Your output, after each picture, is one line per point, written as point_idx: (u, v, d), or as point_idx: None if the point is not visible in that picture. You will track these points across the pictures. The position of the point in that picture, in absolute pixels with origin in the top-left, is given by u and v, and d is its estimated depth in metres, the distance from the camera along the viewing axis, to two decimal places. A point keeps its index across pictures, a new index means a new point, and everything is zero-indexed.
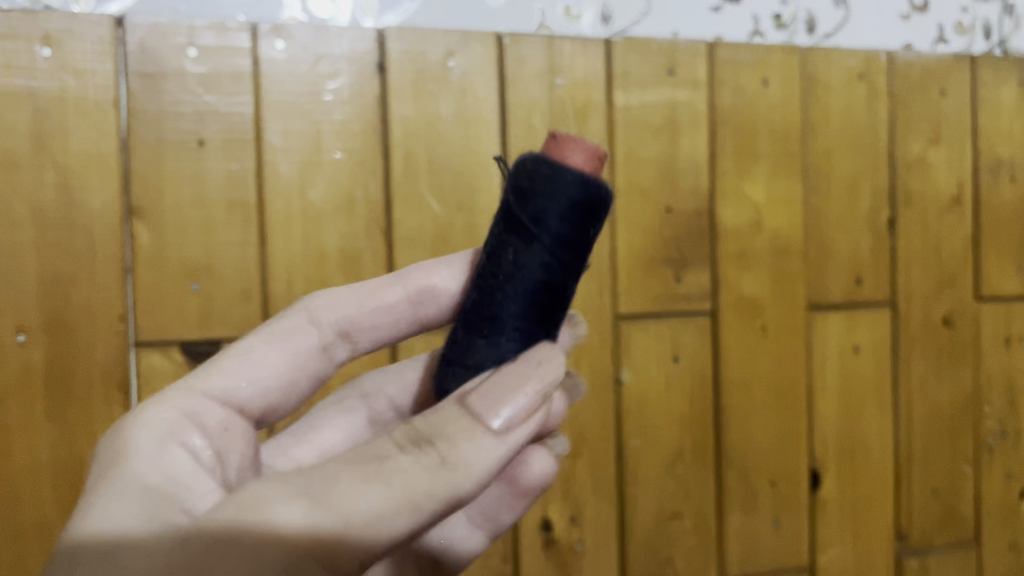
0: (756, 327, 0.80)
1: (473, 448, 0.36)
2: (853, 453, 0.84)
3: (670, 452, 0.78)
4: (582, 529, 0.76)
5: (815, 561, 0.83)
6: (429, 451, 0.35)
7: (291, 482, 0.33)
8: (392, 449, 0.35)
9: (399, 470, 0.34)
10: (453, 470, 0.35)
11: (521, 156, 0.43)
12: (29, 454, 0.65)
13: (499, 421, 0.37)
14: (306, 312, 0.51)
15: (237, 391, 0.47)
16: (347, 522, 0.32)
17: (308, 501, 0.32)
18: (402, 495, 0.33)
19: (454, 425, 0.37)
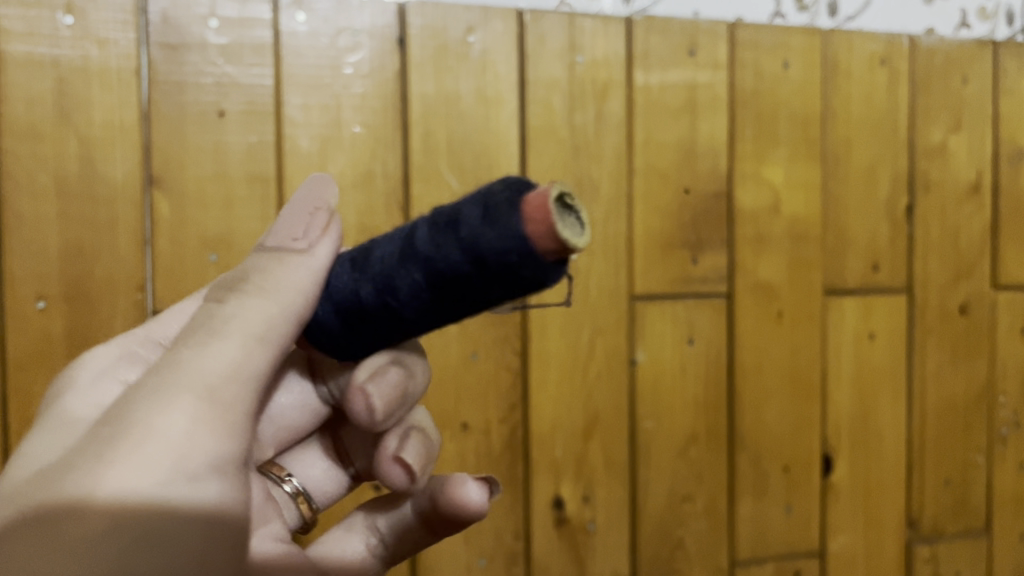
0: (772, 311, 0.80)
1: (291, 270, 0.39)
2: (865, 439, 0.84)
3: (683, 435, 0.78)
4: (594, 509, 0.76)
5: (826, 546, 0.83)
6: (245, 288, 0.39)
7: (142, 396, 0.35)
8: (218, 305, 0.39)
9: (240, 316, 0.38)
10: (279, 292, 0.38)
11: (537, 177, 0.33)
12: None
13: (301, 239, 0.40)
14: None
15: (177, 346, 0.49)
16: (212, 389, 0.36)
17: (177, 408, 0.35)
18: (248, 338, 0.38)
19: (270, 260, 0.40)
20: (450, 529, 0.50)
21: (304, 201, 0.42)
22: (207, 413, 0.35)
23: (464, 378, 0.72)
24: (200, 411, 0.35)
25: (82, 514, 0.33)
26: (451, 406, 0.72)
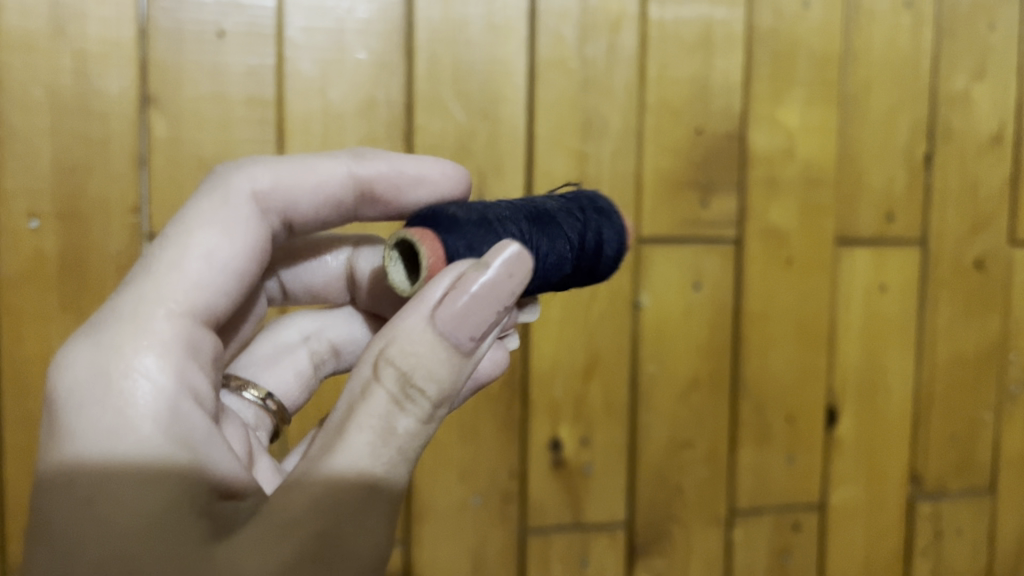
0: (781, 258, 0.78)
1: (459, 377, 0.36)
2: (871, 393, 0.82)
3: (686, 380, 0.77)
4: (592, 451, 0.75)
5: (826, 499, 0.82)
6: (424, 399, 0.35)
7: (328, 511, 0.32)
8: (392, 408, 0.35)
9: (414, 436, 0.35)
10: (442, 410, 0.36)
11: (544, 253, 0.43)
12: (39, 343, 0.64)
13: (474, 342, 0.36)
14: (249, 201, 0.42)
15: (215, 306, 0.40)
16: (391, 506, 0.34)
17: (356, 528, 0.33)
18: (411, 462, 0.35)
19: (436, 359, 0.35)
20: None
21: (495, 272, 0.36)
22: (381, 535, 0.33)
23: None
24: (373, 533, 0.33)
25: None
26: None
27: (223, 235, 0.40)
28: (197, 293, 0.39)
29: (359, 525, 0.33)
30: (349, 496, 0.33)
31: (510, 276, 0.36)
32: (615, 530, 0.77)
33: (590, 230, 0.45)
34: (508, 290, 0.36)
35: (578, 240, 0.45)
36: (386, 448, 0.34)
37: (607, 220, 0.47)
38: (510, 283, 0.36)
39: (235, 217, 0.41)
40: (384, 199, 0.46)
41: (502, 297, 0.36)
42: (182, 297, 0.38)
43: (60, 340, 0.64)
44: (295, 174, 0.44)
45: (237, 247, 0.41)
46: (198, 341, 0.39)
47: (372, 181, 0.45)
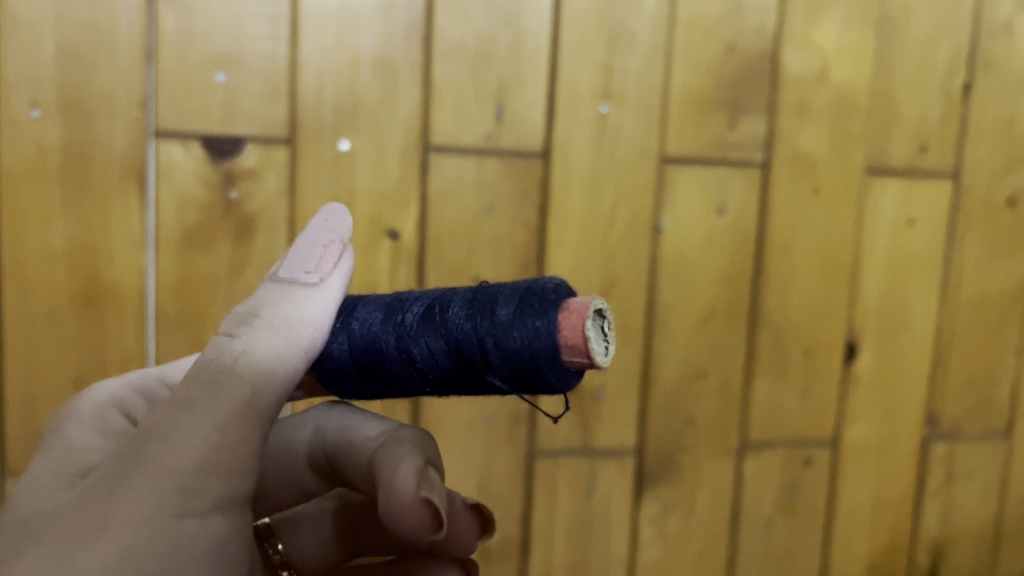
0: (808, 186, 0.76)
1: (300, 303, 0.42)
2: (893, 329, 0.80)
3: (703, 308, 0.75)
4: (604, 376, 0.73)
5: (841, 435, 0.80)
6: (261, 320, 0.41)
7: (156, 416, 0.38)
8: (228, 336, 0.41)
9: (249, 348, 0.40)
10: (287, 325, 0.41)
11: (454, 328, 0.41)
12: (41, 240, 0.62)
13: (312, 274, 0.43)
14: None
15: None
16: (224, 409, 0.38)
17: (179, 420, 0.38)
18: (249, 382, 0.39)
19: (273, 294, 0.42)
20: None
21: (323, 228, 0.45)
22: (208, 437, 0.37)
23: (479, 232, 0.69)
24: (195, 432, 0.37)
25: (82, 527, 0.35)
26: (462, 257, 0.69)
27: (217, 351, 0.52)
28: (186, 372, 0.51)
29: (169, 431, 0.37)
30: (164, 415, 0.38)
31: (341, 228, 0.45)
32: (625, 457, 0.75)
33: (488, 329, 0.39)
34: (328, 258, 0.44)
35: (483, 338, 0.39)
36: (218, 364, 0.39)
37: (532, 311, 0.38)
38: (334, 233, 0.45)
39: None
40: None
41: (326, 243, 0.44)
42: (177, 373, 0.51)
43: (63, 238, 0.62)
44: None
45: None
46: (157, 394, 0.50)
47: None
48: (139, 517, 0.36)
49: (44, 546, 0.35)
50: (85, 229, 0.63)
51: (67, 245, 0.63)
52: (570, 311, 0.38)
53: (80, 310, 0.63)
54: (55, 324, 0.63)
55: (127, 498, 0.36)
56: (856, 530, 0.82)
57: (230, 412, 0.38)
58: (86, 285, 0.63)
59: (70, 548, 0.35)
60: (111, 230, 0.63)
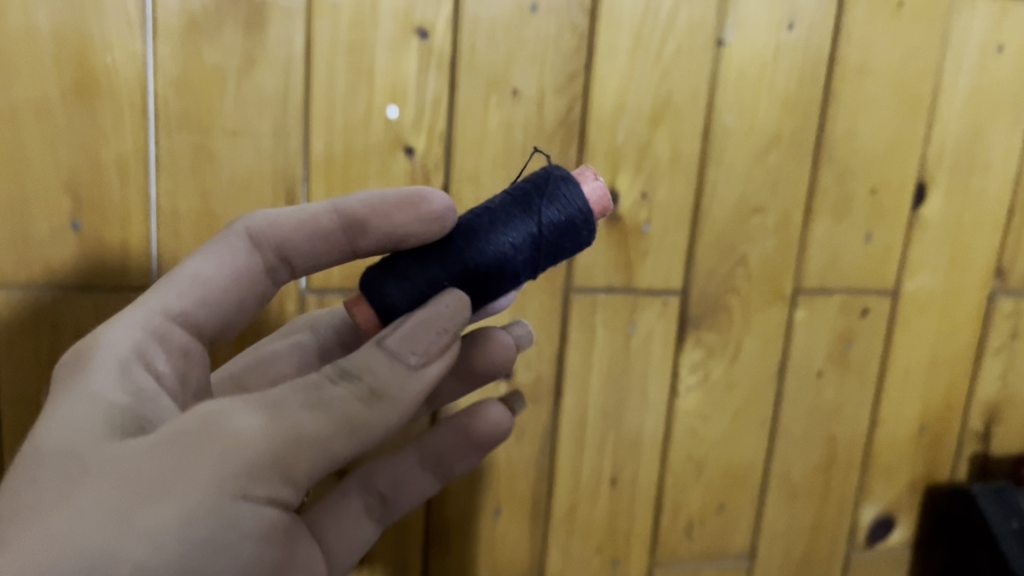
0: (892, 2, 0.67)
1: (396, 386, 0.40)
2: (969, 170, 0.73)
3: (765, 136, 0.67)
4: (652, 208, 0.66)
5: (902, 286, 0.74)
6: (359, 382, 0.39)
7: (237, 400, 0.38)
8: (326, 379, 0.40)
9: (339, 397, 0.39)
10: (380, 399, 0.39)
11: (507, 235, 0.44)
12: (25, 20, 0.54)
13: (417, 357, 0.40)
14: (244, 232, 0.49)
15: (193, 311, 0.47)
16: (295, 436, 0.37)
17: (259, 416, 0.37)
18: (335, 421, 0.38)
19: (378, 365, 0.40)
20: (468, 460, 0.53)
21: (431, 314, 0.41)
22: (272, 456, 0.37)
23: (521, 35, 0.61)
24: (262, 436, 0.37)
25: (126, 485, 0.34)
26: (502, 64, 0.61)
27: (211, 258, 0.49)
28: (185, 297, 0.47)
29: (244, 418, 0.37)
30: (246, 407, 0.38)
31: (446, 316, 0.42)
32: (669, 298, 0.69)
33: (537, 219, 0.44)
34: (440, 330, 0.41)
35: (534, 228, 0.44)
36: (307, 395, 0.39)
37: (558, 193, 0.45)
38: (448, 317, 0.42)
39: (228, 239, 0.49)
40: (372, 226, 0.47)
41: (440, 326, 0.41)
42: (175, 300, 0.47)
43: (49, 18, 0.54)
44: (284, 222, 0.49)
45: (220, 264, 0.49)
46: (165, 331, 0.46)
47: (354, 211, 0.48)
48: (198, 492, 0.35)
49: (98, 486, 0.34)
50: (75, 9, 0.54)
51: (54, 27, 0.54)
52: (577, 177, 0.46)
53: (72, 101, 0.56)
54: (44, 117, 0.55)
55: (194, 468, 0.35)
56: (908, 388, 0.77)
57: (304, 439, 0.37)
58: (78, 73, 0.55)
59: (124, 505, 0.34)
60: (105, 11, 0.55)
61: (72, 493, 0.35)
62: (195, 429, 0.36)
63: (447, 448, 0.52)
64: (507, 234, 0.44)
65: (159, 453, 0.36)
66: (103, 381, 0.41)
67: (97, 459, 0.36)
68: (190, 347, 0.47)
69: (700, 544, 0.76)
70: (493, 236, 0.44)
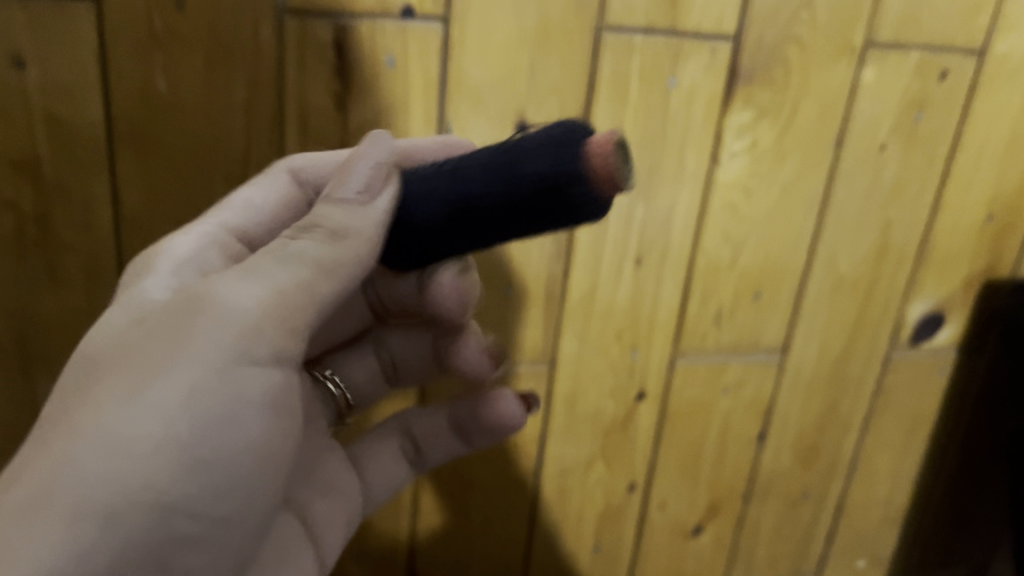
0: None
1: (355, 226, 0.38)
2: None
3: None
4: None
5: (991, 45, 0.63)
6: (317, 230, 0.39)
7: (219, 274, 0.38)
8: (289, 237, 0.39)
9: (305, 247, 0.38)
10: (341, 240, 0.38)
11: (478, 189, 0.36)
12: None
13: (363, 192, 0.39)
14: (290, 170, 0.50)
15: (249, 231, 0.49)
16: (275, 293, 0.37)
17: (242, 278, 0.38)
18: (308, 267, 0.38)
19: (333, 211, 0.39)
20: (488, 437, 0.55)
21: (366, 150, 0.40)
22: (259, 316, 0.37)
23: None
24: (247, 307, 0.36)
25: (128, 376, 0.35)
26: None
27: (258, 184, 0.50)
28: (240, 217, 0.49)
29: (225, 290, 0.37)
30: (225, 279, 0.38)
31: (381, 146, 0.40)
32: (718, 44, 0.58)
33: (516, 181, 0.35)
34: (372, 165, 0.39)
35: (512, 194, 0.35)
36: (276, 252, 0.39)
37: (568, 156, 0.34)
38: (384, 154, 0.40)
39: (274, 171, 0.50)
40: None
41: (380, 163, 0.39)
42: (231, 218, 0.48)
43: None
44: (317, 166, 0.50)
45: (268, 188, 0.49)
46: (225, 241, 0.47)
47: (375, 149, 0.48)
48: (192, 369, 0.35)
49: (105, 384, 0.35)
50: None
51: None
52: (595, 146, 0.34)
53: None
54: None
55: (186, 349, 0.36)
56: (981, 169, 0.67)
57: (286, 290, 0.37)
58: None
59: (128, 389, 0.35)
60: None
61: (86, 389, 0.36)
62: (188, 303, 0.37)
63: (467, 419, 0.54)
64: (478, 184, 0.36)
65: (154, 340, 0.36)
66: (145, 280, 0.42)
67: (100, 347, 0.37)
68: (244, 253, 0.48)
69: (730, 334, 0.68)
70: (470, 186, 0.36)
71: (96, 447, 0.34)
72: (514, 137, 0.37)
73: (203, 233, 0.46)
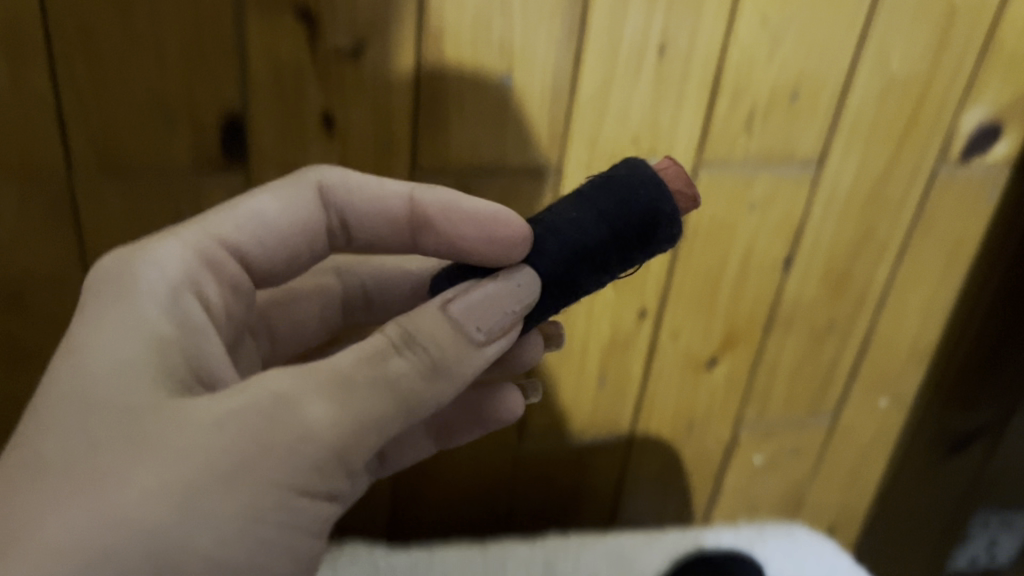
0: None
1: (449, 373, 0.37)
2: None
3: None
4: None
5: None
6: (419, 352, 0.36)
7: (301, 369, 0.34)
8: (387, 347, 0.36)
9: (403, 376, 0.35)
10: (438, 375, 0.36)
11: (564, 250, 0.40)
12: None
13: (481, 334, 0.38)
14: (319, 183, 0.46)
15: (248, 246, 0.45)
16: (360, 422, 0.34)
17: (334, 397, 0.34)
18: (399, 399, 0.35)
19: (444, 335, 0.37)
20: (472, 432, 0.54)
21: (495, 288, 0.39)
22: (340, 442, 0.33)
23: None
24: (331, 429, 0.33)
25: (190, 475, 0.31)
26: None
27: (274, 195, 0.46)
28: (242, 229, 0.44)
29: (317, 404, 0.33)
30: (320, 381, 0.34)
31: (515, 287, 0.39)
32: None
33: (601, 238, 0.39)
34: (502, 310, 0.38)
35: (598, 248, 0.39)
36: (371, 363, 0.35)
37: (645, 193, 0.39)
38: (518, 296, 0.39)
39: (296, 181, 0.46)
40: (436, 225, 0.46)
41: (506, 307, 0.39)
42: (231, 228, 0.44)
43: None
44: (378, 185, 0.47)
45: (287, 206, 0.45)
46: (218, 258, 0.43)
47: (426, 200, 0.46)
48: (259, 495, 0.31)
49: (159, 466, 0.31)
50: None
51: None
52: (675, 181, 0.41)
53: None
54: None
55: (262, 461, 0.32)
56: None
57: (371, 427, 0.34)
58: None
59: (188, 488, 0.30)
60: None
61: (132, 466, 0.31)
62: (271, 409, 0.33)
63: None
64: (559, 248, 0.40)
65: (228, 441, 0.32)
66: (149, 308, 0.38)
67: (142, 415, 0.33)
68: (238, 274, 0.45)
69: (761, 143, 0.60)
70: (556, 252, 0.40)
71: (141, 553, 0.29)
72: (588, 188, 0.41)
73: (193, 247, 0.42)
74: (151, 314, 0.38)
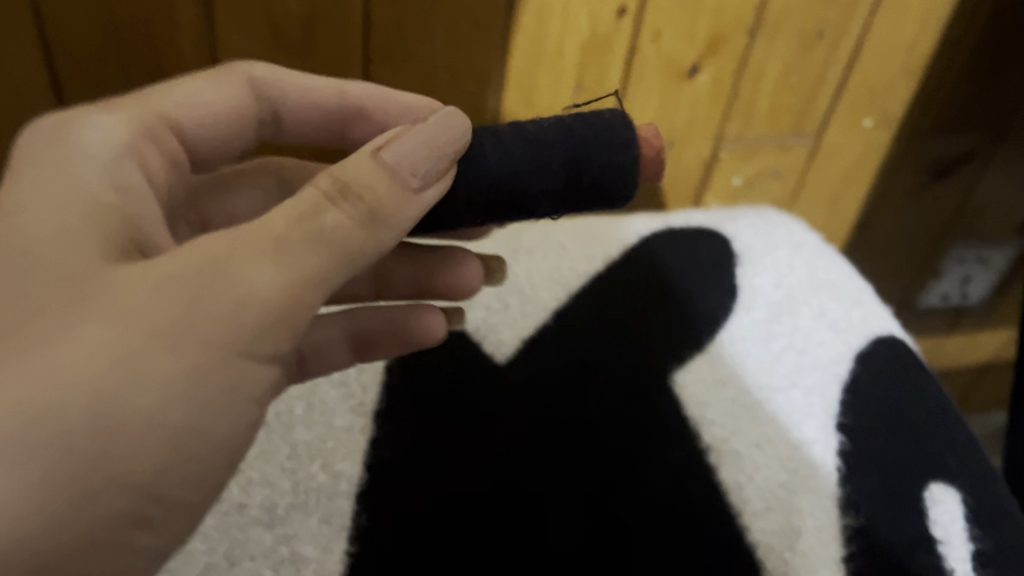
0: None
1: (398, 220, 0.29)
2: None
3: None
4: None
5: None
6: (352, 203, 0.28)
7: (213, 243, 0.27)
8: (316, 202, 0.28)
9: (336, 231, 0.28)
10: (380, 225, 0.29)
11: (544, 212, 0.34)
12: None
13: (420, 177, 0.30)
14: (249, 75, 0.39)
15: (189, 129, 0.37)
16: (290, 299, 0.27)
17: (264, 260, 0.27)
18: (338, 257, 0.28)
19: (380, 182, 0.29)
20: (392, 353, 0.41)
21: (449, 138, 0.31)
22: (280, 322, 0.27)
23: None
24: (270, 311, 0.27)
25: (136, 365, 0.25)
26: None
27: (211, 80, 0.38)
28: (181, 106, 0.37)
29: (244, 272, 0.27)
30: (233, 252, 0.27)
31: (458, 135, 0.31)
32: None
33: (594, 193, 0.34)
34: (426, 144, 0.30)
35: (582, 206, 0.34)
36: (294, 229, 0.27)
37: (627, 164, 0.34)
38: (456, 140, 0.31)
39: (230, 69, 0.39)
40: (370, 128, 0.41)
41: (436, 146, 0.30)
42: (172, 105, 0.37)
43: None
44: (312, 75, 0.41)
45: (224, 94, 0.38)
46: (158, 133, 0.36)
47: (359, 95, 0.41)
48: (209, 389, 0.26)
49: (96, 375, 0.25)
50: None
51: None
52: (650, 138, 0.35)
53: None
54: None
55: (211, 355, 0.26)
56: None
57: (311, 285, 0.27)
58: None
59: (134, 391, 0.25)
60: None
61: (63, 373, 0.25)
62: (202, 270, 0.26)
63: (377, 333, 0.41)
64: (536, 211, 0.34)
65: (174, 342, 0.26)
66: (85, 173, 0.32)
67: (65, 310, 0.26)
68: (180, 153, 0.38)
69: None
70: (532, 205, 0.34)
71: (87, 468, 0.24)
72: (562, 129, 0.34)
73: (134, 120, 0.35)
74: (90, 180, 0.32)
